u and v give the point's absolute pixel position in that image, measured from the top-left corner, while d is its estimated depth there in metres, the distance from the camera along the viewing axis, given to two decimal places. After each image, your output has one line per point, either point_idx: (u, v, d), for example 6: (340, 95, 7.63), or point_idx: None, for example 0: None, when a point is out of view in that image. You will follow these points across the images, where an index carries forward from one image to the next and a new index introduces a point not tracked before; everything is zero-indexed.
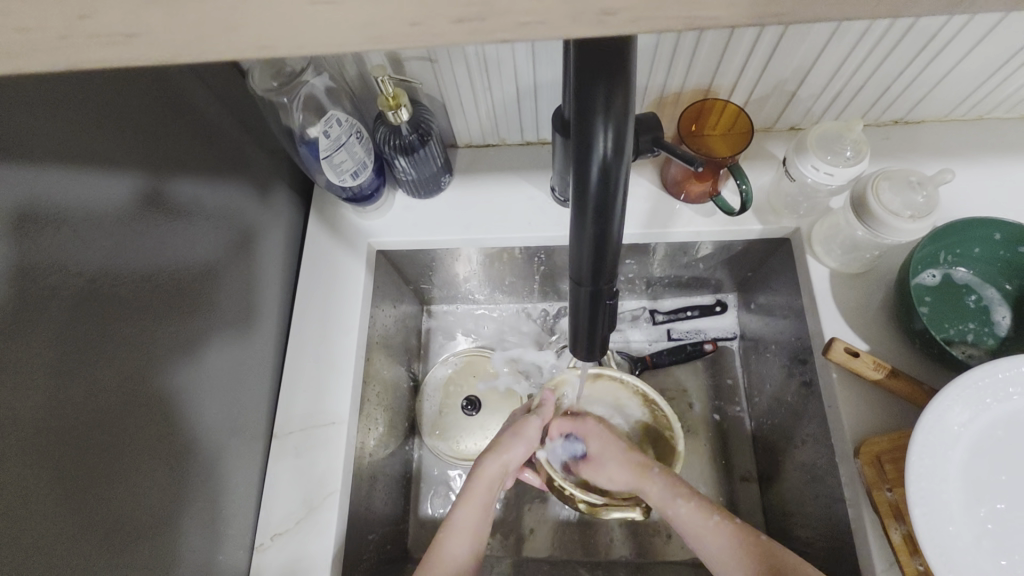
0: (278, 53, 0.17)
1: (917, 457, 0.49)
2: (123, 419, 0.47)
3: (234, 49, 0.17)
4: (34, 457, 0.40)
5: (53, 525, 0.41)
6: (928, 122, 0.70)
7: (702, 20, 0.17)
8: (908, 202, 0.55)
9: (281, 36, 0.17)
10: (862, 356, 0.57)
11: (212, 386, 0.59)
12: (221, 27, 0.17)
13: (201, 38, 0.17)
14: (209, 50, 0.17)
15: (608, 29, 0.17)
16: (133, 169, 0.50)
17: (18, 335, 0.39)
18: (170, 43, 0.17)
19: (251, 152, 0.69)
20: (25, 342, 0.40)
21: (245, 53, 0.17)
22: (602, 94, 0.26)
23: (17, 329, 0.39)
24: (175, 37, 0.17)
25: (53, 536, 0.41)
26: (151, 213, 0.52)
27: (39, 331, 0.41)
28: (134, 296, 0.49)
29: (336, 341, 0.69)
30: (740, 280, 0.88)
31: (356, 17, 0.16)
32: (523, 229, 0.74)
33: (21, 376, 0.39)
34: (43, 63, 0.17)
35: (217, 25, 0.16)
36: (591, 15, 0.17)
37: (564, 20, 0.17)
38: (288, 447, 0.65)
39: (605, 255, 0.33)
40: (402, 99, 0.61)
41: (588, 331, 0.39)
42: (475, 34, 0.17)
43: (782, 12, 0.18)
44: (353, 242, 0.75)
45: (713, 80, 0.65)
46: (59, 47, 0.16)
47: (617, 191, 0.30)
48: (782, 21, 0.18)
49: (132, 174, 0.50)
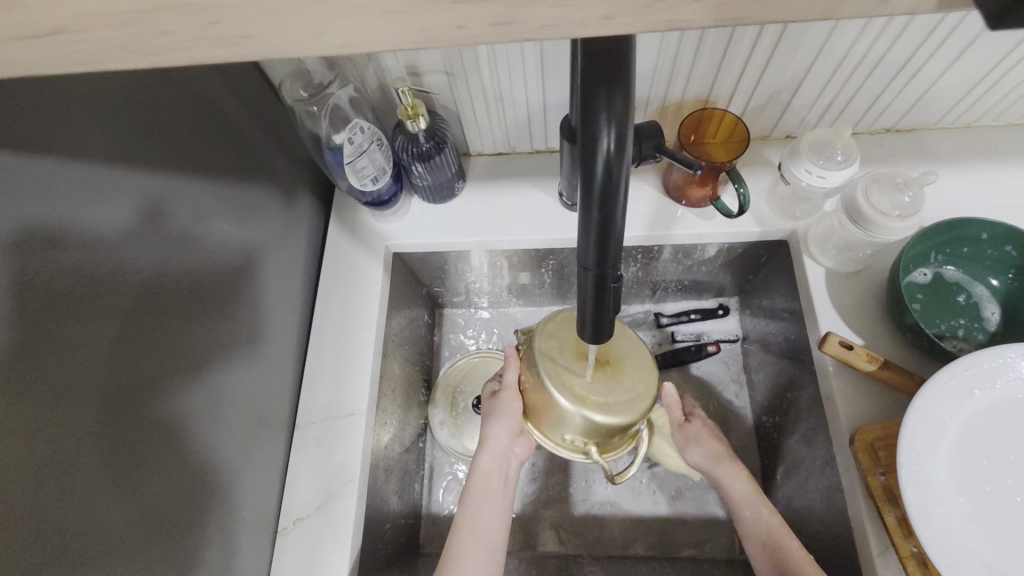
0: (349, 52, 0.21)
1: (908, 442, 0.52)
2: (156, 403, 0.51)
3: (315, 49, 0.21)
4: (77, 431, 0.44)
5: (94, 496, 0.45)
6: (919, 130, 0.74)
7: (679, 25, 0.21)
8: (895, 202, 0.58)
9: (355, 39, 0.21)
10: (856, 348, 0.60)
11: (237, 379, 0.62)
12: (311, 32, 0.21)
13: (291, 41, 0.21)
14: (296, 50, 0.21)
15: (610, 33, 0.22)
16: (167, 175, 0.55)
17: (65, 320, 0.43)
18: (269, 44, 0.21)
19: (278, 159, 0.73)
20: (72, 327, 0.44)
21: (323, 52, 0.21)
22: (605, 95, 0.30)
23: (67, 314, 0.43)
24: (274, 40, 0.21)
25: (94, 508, 0.45)
26: (183, 213, 0.56)
27: (88, 317, 0.45)
28: (167, 291, 0.53)
29: (355, 337, 0.73)
30: (742, 283, 0.91)
31: (411, 24, 0.21)
32: (533, 232, 0.78)
33: (66, 357, 0.43)
34: (165, 60, 0.21)
35: (306, 30, 0.21)
36: (593, 21, 0.21)
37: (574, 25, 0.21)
38: (309, 437, 0.68)
39: (608, 241, 0.36)
40: (420, 109, 0.66)
41: (593, 316, 0.42)
42: (502, 36, 0.21)
43: (745, 18, 0.22)
44: (371, 244, 0.79)
45: (712, 91, 0.69)
46: (183, 47, 0.21)
47: (619, 182, 0.34)
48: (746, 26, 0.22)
49: (165, 179, 0.54)
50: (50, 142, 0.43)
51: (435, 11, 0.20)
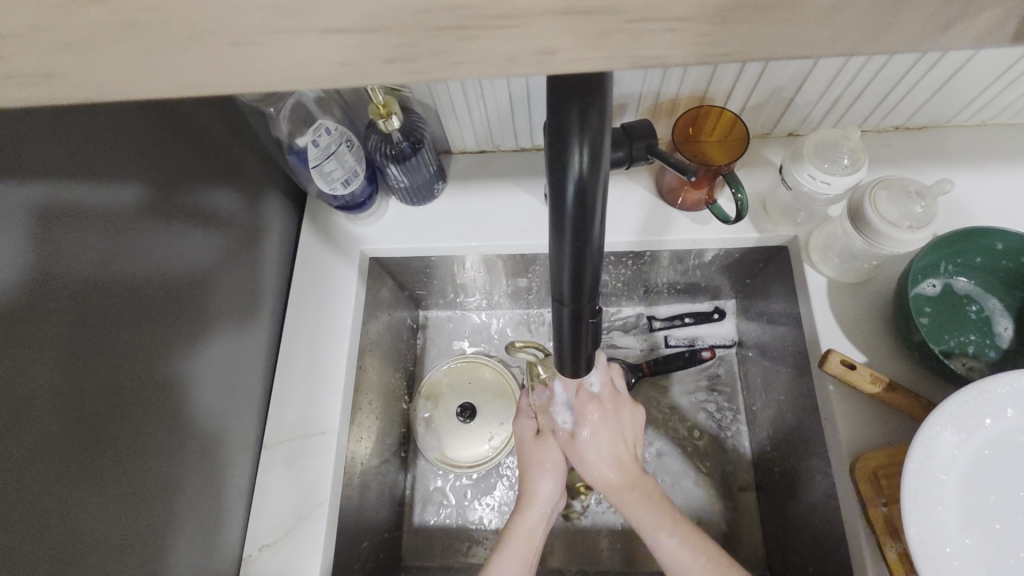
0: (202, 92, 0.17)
1: (914, 475, 0.48)
2: (114, 431, 0.47)
3: (153, 88, 0.17)
4: (25, 468, 0.39)
5: (41, 538, 0.40)
6: (930, 128, 0.69)
7: (644, 58, 0.17)
8: (906, 212, 0.53)
9: (204, 79, 0.17)
10: (859, 368, 0.56)
11: (207, 396, 0.58)
12: (142, 67, 0.16)
13: (117, 83, 0.17)
14: (128, 91, 0.17)
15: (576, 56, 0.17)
16: (128, 179, 0.50)
17: (10, 347, 0.39)
18: (89, 82, 0.16)
19: (245, 158, 0.68)
20: (18, 354, 0.39)
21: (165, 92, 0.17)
22: (577, 114, 0.26)
23: (10, 338, 0.39)
24: (95, 77, 0.16)
25: (41, 550, 0.40)
26: (145, 219, 0.51)
27: (33, 342, 0.40)
28: (128, 308, 0.49)
29: (328, 349, 0.69)
30: (739, 287, 0.87)
31: (277, 58, 0.16)
32: (517, 236, 0.73)
33: (11, 389, 0.39)
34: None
35: (133, 69, 0.16)
36: (526, 55, 0.17)
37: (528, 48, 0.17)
38: (278, 456, 0.64)
39: (585, 274, 0.32)
40: (393, 107, 0.61)
41: (572, 350, 0.38)
42: (402, 74, 0.17)
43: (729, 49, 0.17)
44: (346, 249, 0.74)
45: (709, 87, 0.64)
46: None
47: (595, 210, 0.29)
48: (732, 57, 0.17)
49: (126, 185, 0.49)
50: None
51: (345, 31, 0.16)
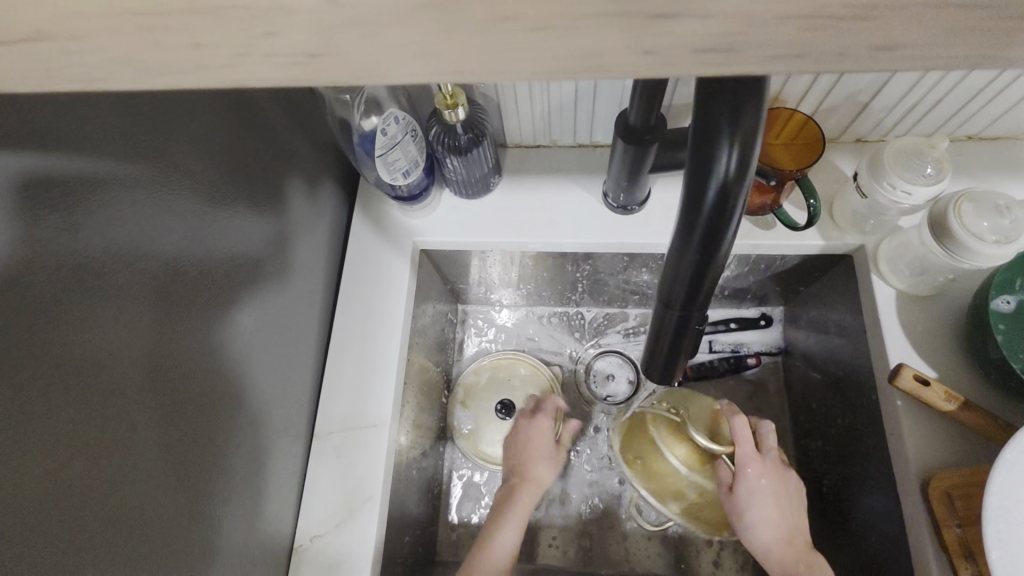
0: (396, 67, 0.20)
1: (995, 498, 0.47)
2: (170, 418, 0.46)
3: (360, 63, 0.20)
4: (91, 444, 0.39)
5: (106, 519, 0.40)
6: (1007, 138, 0.67)
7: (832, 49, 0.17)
8: (994, 225, 0.52)
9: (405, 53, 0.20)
10: (933, 385, 0.55)
11: (258, 384, 0.58)
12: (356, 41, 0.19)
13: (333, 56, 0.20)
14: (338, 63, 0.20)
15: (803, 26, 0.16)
16: (188, 161, 0.49)
17: (84, 325, 0.38)
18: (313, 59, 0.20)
19: (302, 145, 0.68)
20: (93, 332, 0.39)
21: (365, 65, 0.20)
22: (730, 113, 0.24)
23: (87, 318, 0.39)
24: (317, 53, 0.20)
25: (107, 531, 0.40)
26: (208, 202, 0.51)
27: (109, 321, 0.40)
28: (189, 293, 0.48)
29: (380, 341, 0.68)
30: (790, 294, 0.85)
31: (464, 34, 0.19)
32: (572, 234, 0.72)
33: (87, 365, 0.38)
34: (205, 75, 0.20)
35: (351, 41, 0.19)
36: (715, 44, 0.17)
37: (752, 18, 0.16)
38: (329, 447, 0.64)
39: (704, 280, 0.31)
40: (460, 98, 0.60)
41: (666, 355, 0.37)
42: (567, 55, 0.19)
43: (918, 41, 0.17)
44: (398, 240, 0.73)
45: (783, 89, 0.62)
46: (223, 62, 0.19)
47: (733, 215, 0.28)
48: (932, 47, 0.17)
49: (190, 169, 0.49)
50: (69, 119, 0.38)
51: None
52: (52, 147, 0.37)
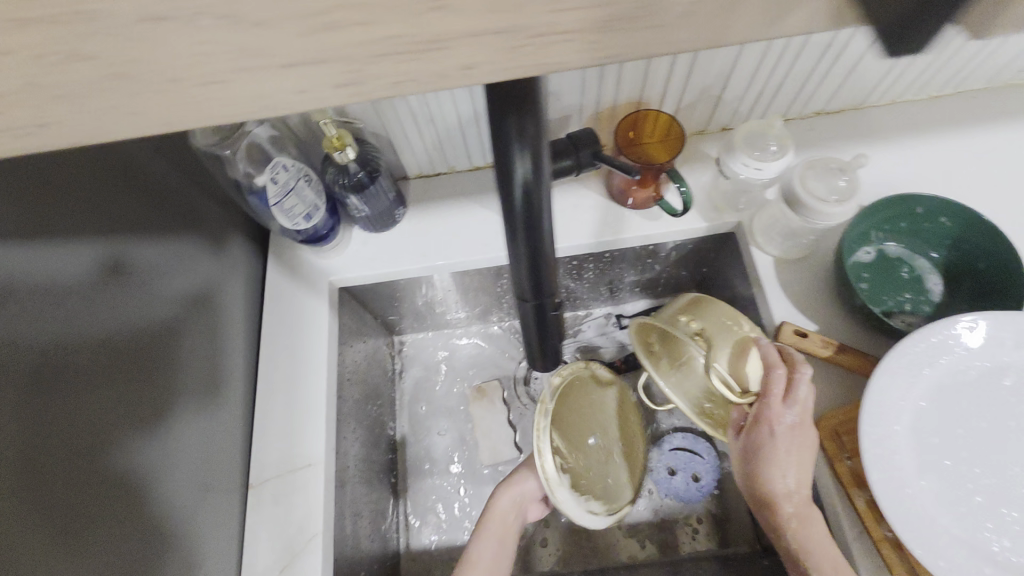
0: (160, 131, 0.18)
1: (868, 429, 0.52)
2: (85, 496, 0.45)
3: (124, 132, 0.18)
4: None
5: None
6: (847, 111, 0.75)
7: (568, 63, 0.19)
8: (832, 187, 0.58)
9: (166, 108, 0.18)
10: (810, 336, 0.61)
11: (187, 444, 0.57)
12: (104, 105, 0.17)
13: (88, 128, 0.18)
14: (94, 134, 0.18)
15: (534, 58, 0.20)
16: (81, 236, 0.49)
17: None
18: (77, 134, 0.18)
19: (205, 203, 0.68)
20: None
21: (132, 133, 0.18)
22: (514, 122, 0.28)
23: None
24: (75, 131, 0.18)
25: None
26: (103, 273, 0.51)
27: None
28: (92, 366, 0.47)
29: (306, 381, 0.69)
30: (697, 277, 0.92)
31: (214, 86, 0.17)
32: (481, 251, 0.76)
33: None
34: None
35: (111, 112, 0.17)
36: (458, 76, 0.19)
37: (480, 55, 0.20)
38: (265, 495, 0.64)
39: (541, 268, 0.35)
40: (347, 139, 0.63)
41: (540, 339, 0.41)
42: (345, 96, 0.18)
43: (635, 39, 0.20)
44: (313, 282, 0.75)
45: (644, 92, 0.69)
46: None
47: (542, 210, 0.32)
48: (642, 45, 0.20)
49: (82, 245, 0.49)
50: None
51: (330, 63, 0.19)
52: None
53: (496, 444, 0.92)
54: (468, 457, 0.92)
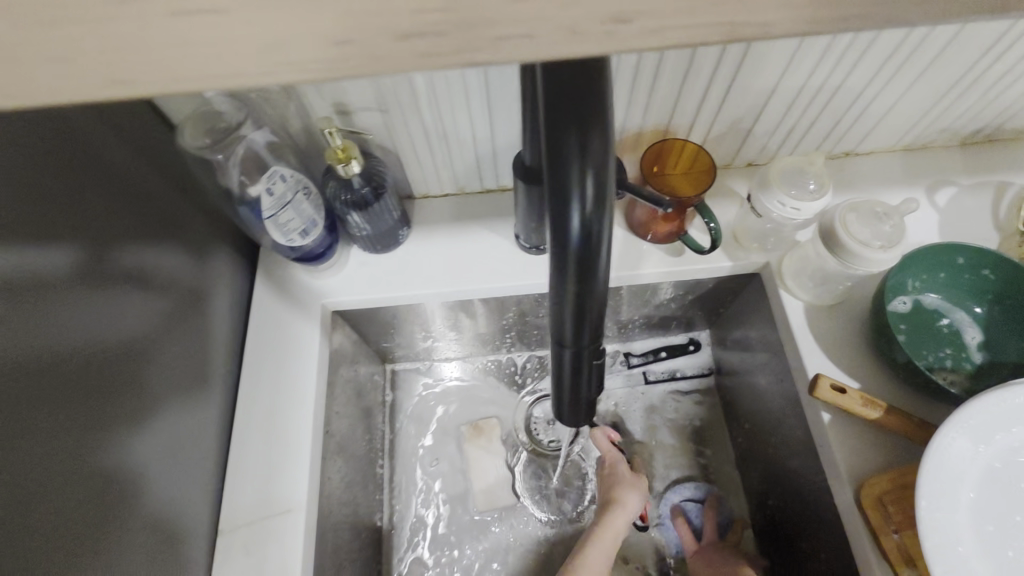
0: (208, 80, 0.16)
1: (927, 513, 0.47)
2: (23, 548, 0.37)
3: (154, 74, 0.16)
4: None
5: None
6: (876, 152, 0.73)
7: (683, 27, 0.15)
8: (877, 232, 0.54)
9: None
10: (849, 392, 0.55)
11: (144, 499, 0.49)
12: None
13: None
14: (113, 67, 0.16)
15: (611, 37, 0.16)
16: (34, 233, 0.41)
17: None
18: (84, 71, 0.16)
19: (189, 215, 0.62)
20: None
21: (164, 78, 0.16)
22: (577, 142, 0.23)
23: None
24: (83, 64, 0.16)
25: None
26: (55, 294, 0.42)
27: None
28: (45, 399, 0.40)
29: (290, 415, 0.62)
30: (712, 316, 0.87)
31: None
32: (488, 278, 0.70)
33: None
34: None
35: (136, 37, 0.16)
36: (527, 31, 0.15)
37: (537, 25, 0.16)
38: (237, 544, 0.56)
39: (588, 314, 0.30)
40: (352, 152, 0.58)
41: (572, 395, 0.36)
42: (409, 53, 0.16)
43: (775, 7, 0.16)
44: (306, 303, 0.69)
45: (672, 120, 0.65)
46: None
47: (603, 241, 0.26)
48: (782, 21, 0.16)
49: (28, 243, 0.40)
50: None
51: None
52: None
53: (492, 488, 0.85)
54: (460, 500, 0.85)
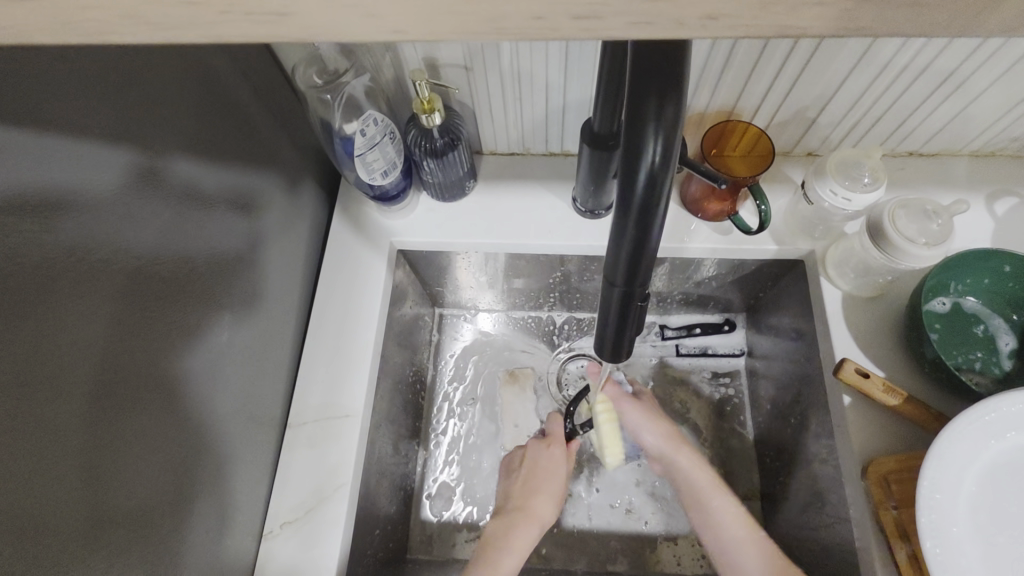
0: (390, 38, 0.22)
1: (927, 492, 0.50)
2: (140, 403, 0.46)
3: (348, 33, 0.21)
4: (52, 432, 0.38)
5: (74, 499, 0.40)
6: (941, 155, 0.74)
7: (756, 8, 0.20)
8: (923, 229, 0.56)
9: (384, 10, 0.20)
10: (872, 377, 0.59)
11: (230, 381, 0.58)
12: (336, 10, 0.20)
13: (295, 12, 0.20)
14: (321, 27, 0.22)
15: (705, 32, 0.21)
16: (159, 150, 0.48)
17: (60, 311, 0.39)
18: (300, 29, 0.21)
19: (284, 148, 0.69)
20: (63, 322, 0.39)
21: (355, 36, 0.22)
22: (656, 107, 0.28)
23: (61, 307, 0.39)
24: (301, 27, 0.21)
25: (69, 516, 0.39)
26: (176, 194, 0.50)
27: (83, 312, 0.40)
28: (165, 279, 0.49)
29: (355, 335, 0.70)
30: (751, 300, 0.90)
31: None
32: (542, 235, 0.75)
33: (46, 356, 0.38)
34: (200, 35, 0.22)
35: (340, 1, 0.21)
36: (631, 9, 0.20)
37: (642, 21, 0.21)
38: (301, 437, 0.65)
39: (640, 259, 0.35)
40: (436, 104, 0.64)
41: (614, 333, 0.41)
42: (537, 29, 0.21)
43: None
44: (376, 239, 0.76)
45: (737, 103, 0.67)
46: (216, 22, 0.21)
47: (663, 194, 0.31)
48: (844, 9, 0.20)
49: (158, 154, 0.48)
50: (59, 114, 0.39)
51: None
52: (8, 119, 0.35)
53: (521, 430, 0.92)
54: (491, 437, 0.93)
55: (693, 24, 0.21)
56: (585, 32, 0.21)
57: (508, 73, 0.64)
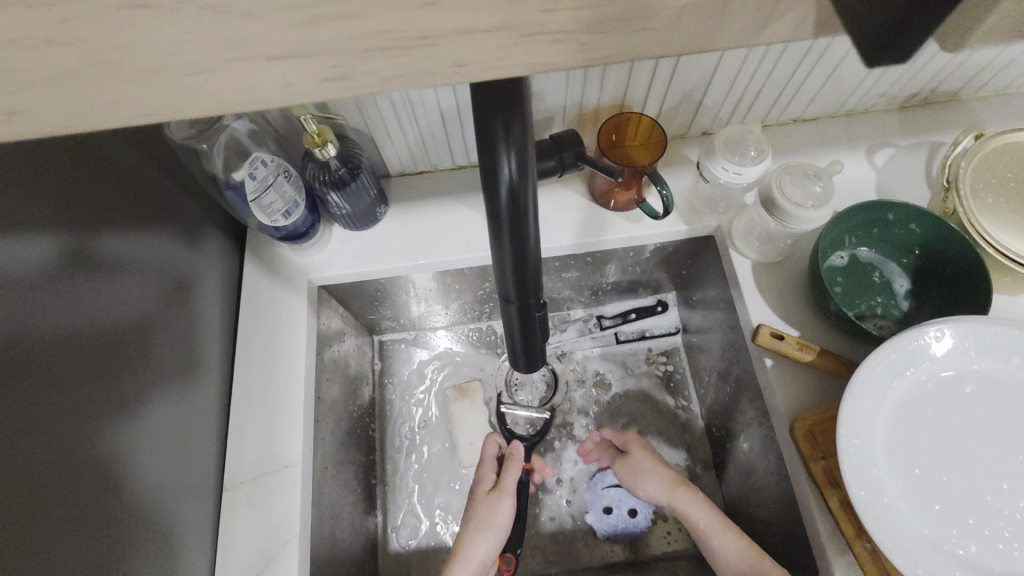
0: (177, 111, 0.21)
1: (847, 441, 0.53)
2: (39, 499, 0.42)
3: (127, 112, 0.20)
4: None
5: None
6: (822, 118, 0.78)
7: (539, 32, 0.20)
8: (808, 193, 0.60)
9: (156, 87, 0.19)
10: (787, 338, 0.62)
11: (157, 452, 0.55)
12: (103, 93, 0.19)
13: (56, 101, 0.19)
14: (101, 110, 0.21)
15: (502, 67, 0.21)
16: (32, 226, 0.45)
17: None
18: (71, 116, 0.20)
19: (189, 201, 0.67)
20: None
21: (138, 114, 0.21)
22: (502, 127, 0.28)
23: None
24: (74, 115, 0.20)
25: None
26: (60, 269, 0.47)
27: None
28: (59, 361, 0.46)
29: (283, 381, 0.68)
30: (678, 279, 0.93)
31: (202, 61, 0.19)
32: (461, 250, 0.75)
33: None
34: None
35: None
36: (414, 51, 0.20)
37: (434, 61, 0.21)
38: (240, 498, 0.62)
39: (525, 270, 0.35)
40: (328, 136, 0.62)
41: (523, 345, 0.41)
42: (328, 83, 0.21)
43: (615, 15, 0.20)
44: (293, 279, 0.74)
45: (626, 95, 0.69)
46: None
47: (529, 207, 0.32)
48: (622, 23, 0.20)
49: (33, 231, 0.45)
50: None
51: (295, 58, 0.19)
52: None
53: (478, 444, 0.92)
54: (448, 457, 0.92)
55: (485, 58, 0.21)
56: (380, 78, 0.21)
57: (397, 95, 0.64)
